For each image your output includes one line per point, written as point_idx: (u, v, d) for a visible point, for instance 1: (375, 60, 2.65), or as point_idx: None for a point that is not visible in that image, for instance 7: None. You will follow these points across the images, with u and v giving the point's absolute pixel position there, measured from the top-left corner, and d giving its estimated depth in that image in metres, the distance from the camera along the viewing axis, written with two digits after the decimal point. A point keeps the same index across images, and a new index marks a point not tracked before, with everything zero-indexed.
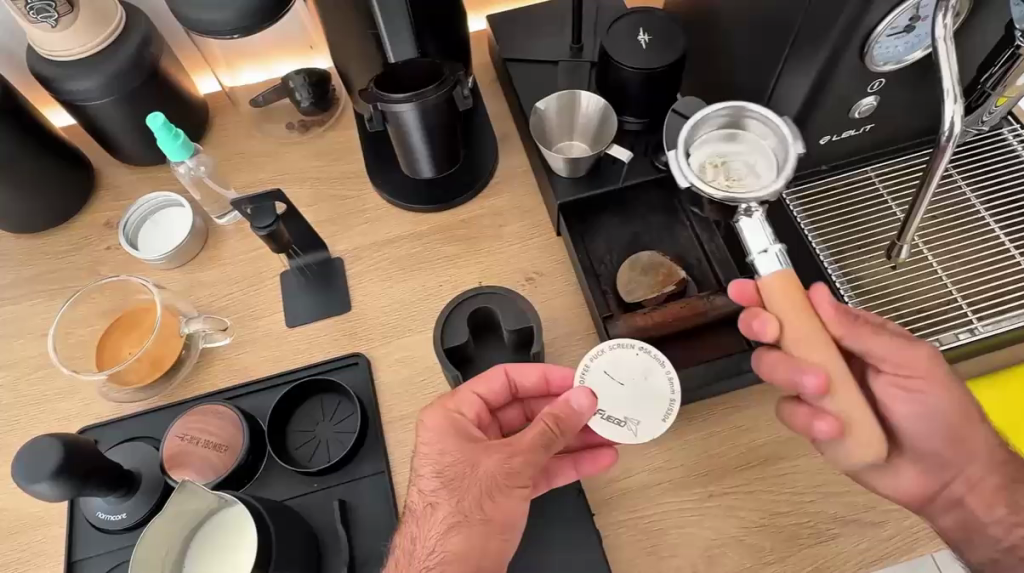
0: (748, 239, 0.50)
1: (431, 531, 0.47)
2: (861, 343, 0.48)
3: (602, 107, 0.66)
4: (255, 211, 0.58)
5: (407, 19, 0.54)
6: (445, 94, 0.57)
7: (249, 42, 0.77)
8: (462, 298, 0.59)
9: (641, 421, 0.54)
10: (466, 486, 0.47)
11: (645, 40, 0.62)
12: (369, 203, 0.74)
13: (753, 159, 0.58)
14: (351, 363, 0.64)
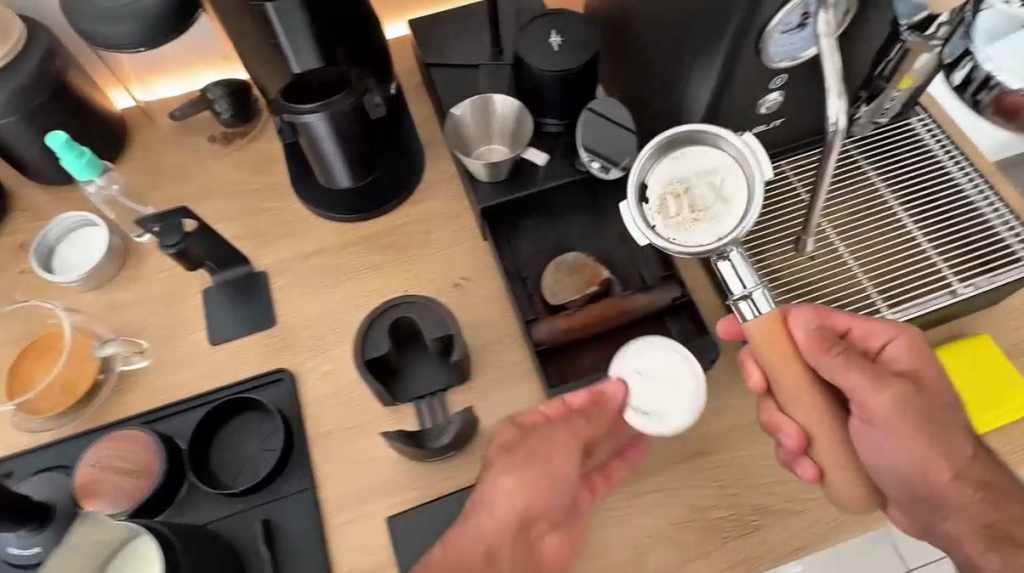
0: (729, 282, 0.52)
1: (493, 481, 0.51)
2: (830, 374, 0.50)
3: (517, 109, 0.66)
4: (163, 229, 0.57)
5: (306, 23, 0.53)
6: (353, 102, 0.57)
7: (159, 55, 0.76)
8: (381, 309, 0.59)
9: (667, 413, 0.55)
10: (519, 453, 0.51)
11: (556, 42, 0.62)
12: (293, 214, 0.73)
13: (717, 179, 0.54)
14: (276, 379, 0.63)
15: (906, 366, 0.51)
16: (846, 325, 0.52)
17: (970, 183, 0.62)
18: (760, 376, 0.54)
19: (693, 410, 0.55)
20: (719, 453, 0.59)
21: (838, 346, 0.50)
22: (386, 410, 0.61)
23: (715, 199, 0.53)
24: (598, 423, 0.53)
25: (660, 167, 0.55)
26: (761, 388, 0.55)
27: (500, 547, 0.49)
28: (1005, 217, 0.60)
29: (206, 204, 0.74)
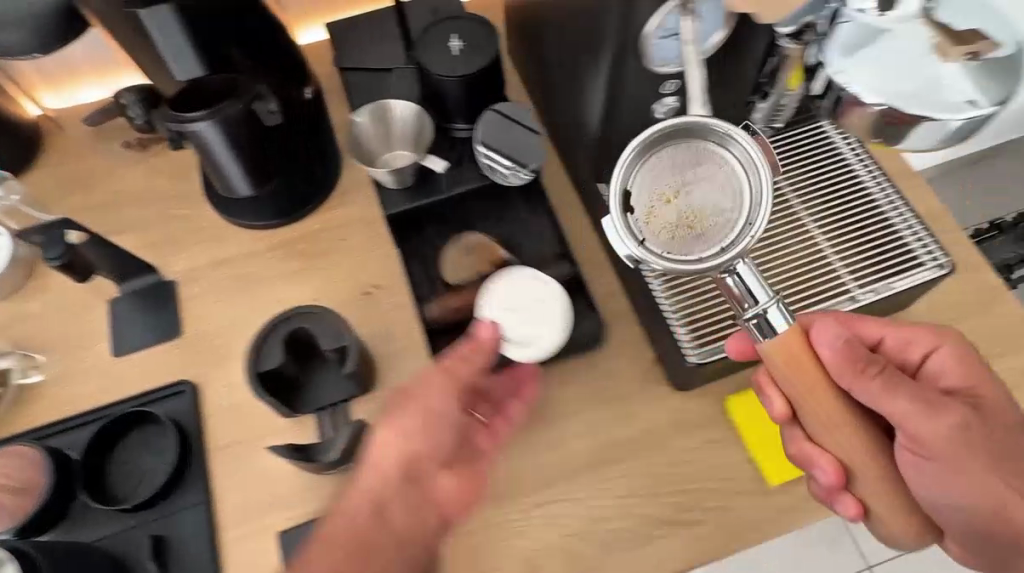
0: (741, 298, 0.47)
1: (385, 442, 0.49)
2: (873, 401, 0.48)
3: (416, 113, 0.64)
4: (45, 242, 0.57)
5: (181, 29, 0.51)
6: (245, 107, 0.56)
7: (52, 65, 0.75)
8: (276, 320, 0.58)
9: (543, 337, 0.58)
10: (408, 411, 0.50)
11: (457, 46, 0.61)
12: (205, 221, 0.71)
13: (714, 180, 0.47)
14: (177, 391, 0.62)
15: (956, 382, 0.52)
16: (881, 336, 0.54)
17: (879, 188, 0.62)
18: (783, 402, 0.52)
19: (562, 326, 0.59)
20: (621, 462, 0.59)
21: (876, 367, 0.48)
22: (288, 422, 0.61)
23: (712, 203, 0.47)
24: (466, 367, 0.51)
25: (654, 165, 0.47)
26: (785, 414, 0.53)
27: (387, 500, 0.47)
28: (911, 223, 0.60)
29: (117, 212, 0.72)
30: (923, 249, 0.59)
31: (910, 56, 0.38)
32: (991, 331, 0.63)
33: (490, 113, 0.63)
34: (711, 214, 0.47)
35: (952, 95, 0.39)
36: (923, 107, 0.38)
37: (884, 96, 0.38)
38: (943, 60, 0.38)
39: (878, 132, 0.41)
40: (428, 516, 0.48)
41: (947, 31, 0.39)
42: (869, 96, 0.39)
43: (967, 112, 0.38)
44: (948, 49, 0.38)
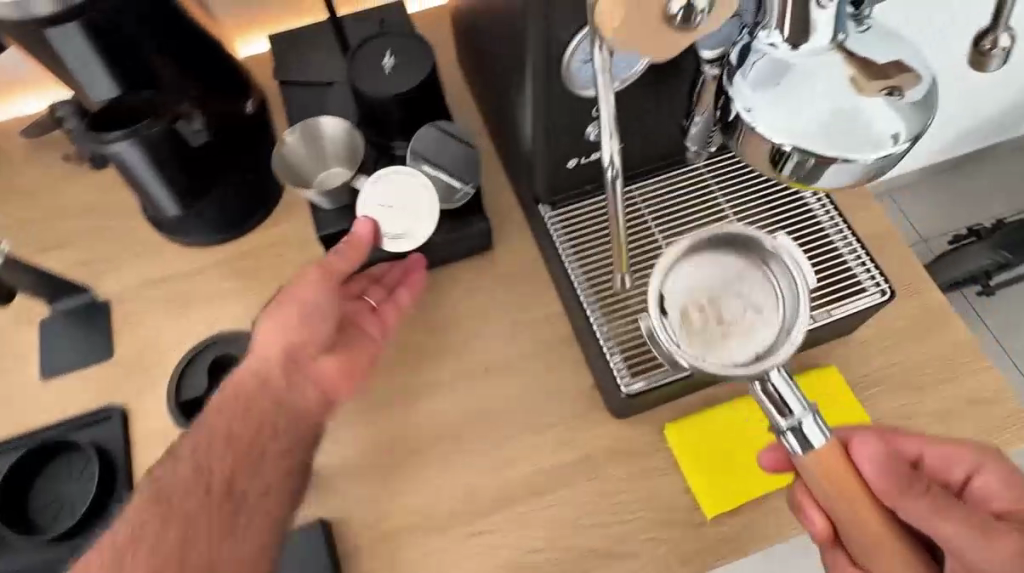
0: (774, 410, 0.44)
1: (265, 332, 0.55)
2: (917, 522, 0.46)
3: (346, 129, 0.62)
4: None
5: (93, 46, 0.51)
6: (166, 125, 0.54)
7: None
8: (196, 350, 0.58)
9: (416, 227, 0.59)
10: (285, 305, 0.55)
11: (389, 63, 0.60)
12: (143, 238, 0.70)
13: (752, 293, 0.47)
14: (105, 417, 0.61)
15: (1003, 504, 0.51)
16: (918, 451, 0.53)
17: (823, 211, 0.60)
18: (822, 522, 0.49)
19: (433, 213, 0.59)
20: (556, 491, 0.57)
21: (921, 486, 0.46)
22: None
23: (747, 313, 0.47)
24: (340, 259, 0.57)
25: (689, 275, 0.48)
26: (826, 534, 0.50)
27: (275, 381, 0.54)
28: (853, 245, 0.59)
29: (53, 228, 0.71)
30: (866, 274, 0.58)
31: (819, 90, 0.37)
32: (939, 356, 0.62)
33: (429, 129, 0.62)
34: (749, 324, 0.46)
35: (864, 129, 0.38)
36: (832, 145, 0.37)
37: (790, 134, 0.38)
38: (854, 95, 0.38)
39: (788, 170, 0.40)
40: (312, 393, 0.56)
41: (860, 65, 0.38)
42: (773, 133, 0.38)
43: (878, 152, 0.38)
44: (858, 85, 0.38)
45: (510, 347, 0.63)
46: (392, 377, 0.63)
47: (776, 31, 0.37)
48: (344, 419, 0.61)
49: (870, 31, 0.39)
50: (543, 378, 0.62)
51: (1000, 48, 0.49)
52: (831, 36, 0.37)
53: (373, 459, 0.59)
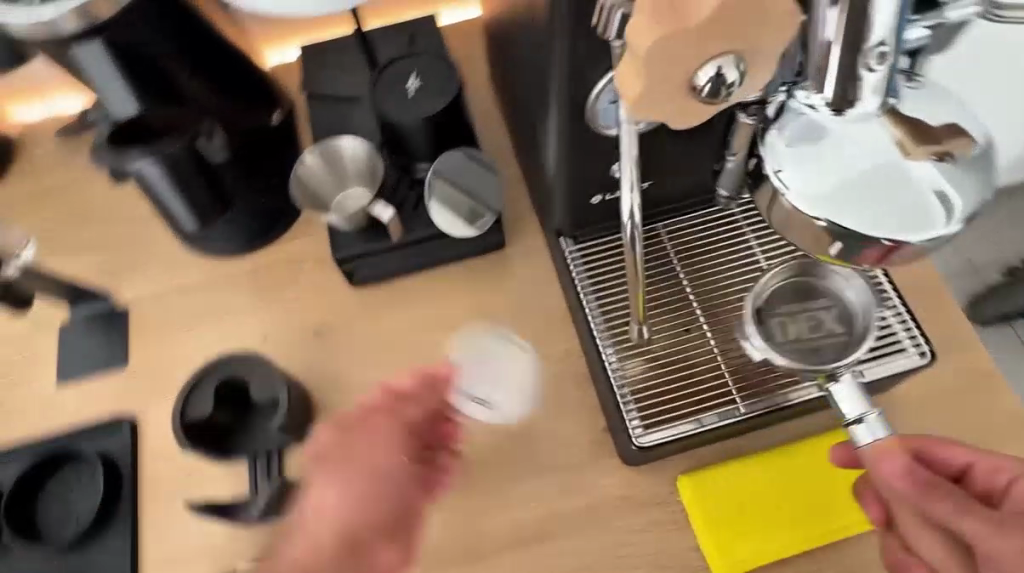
0: (838, 403, 0.44)
1: (323, 501, 0.53)
2: (946, 522, 0.45)
3: (364, 152, 0.61)
4: None
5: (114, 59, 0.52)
6: (189, 144, 0.54)
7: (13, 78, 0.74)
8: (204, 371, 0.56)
9: (501, 404, 0.60)
10: (343, 460, 0.54)
11: (414, 86, 0.58)
12: (164, 247, 0.70)
13: (835, 311, 0.53)
14: (116, 427, 0.61)
15: None
16: (966, 460, 0.51)
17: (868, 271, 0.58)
18: (880, 514, 0.51)
19: (524, 403, 0.60)
20: (558, 538, 0.56)
21: (944, 489, 0.46)
22: (223, 470, 0.59)
23: (826, 327, 0.52)
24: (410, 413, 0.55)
25: (778, 290, 0.54)
26: (883, 523, 0.52)
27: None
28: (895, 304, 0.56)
29: (79, 231, 0.71)
30: (908, 336, 0.54)
31: (862, 156, 0.35)
32: (975, 422, 0.58)
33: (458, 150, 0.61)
34: (828, 333, 0.52)
35: (902, 199, 0.35)
36: (861, 220, 0.35)
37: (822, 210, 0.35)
38: (901, 162, 0.35)
39: (832, 248, 0.37)
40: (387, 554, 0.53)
41: (911, 128, 0.35)
42: (805, 207, 0.36)
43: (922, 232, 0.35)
44: (906, 151, 0.35)
45: (522, 382, 0.62)
46: None
47: (817, 95, 0.34)
48: None
49: (922, 87, 0.35)
50: (554, 418, 0.60)
51: None
52: (880, 98, 0.34)
53: None
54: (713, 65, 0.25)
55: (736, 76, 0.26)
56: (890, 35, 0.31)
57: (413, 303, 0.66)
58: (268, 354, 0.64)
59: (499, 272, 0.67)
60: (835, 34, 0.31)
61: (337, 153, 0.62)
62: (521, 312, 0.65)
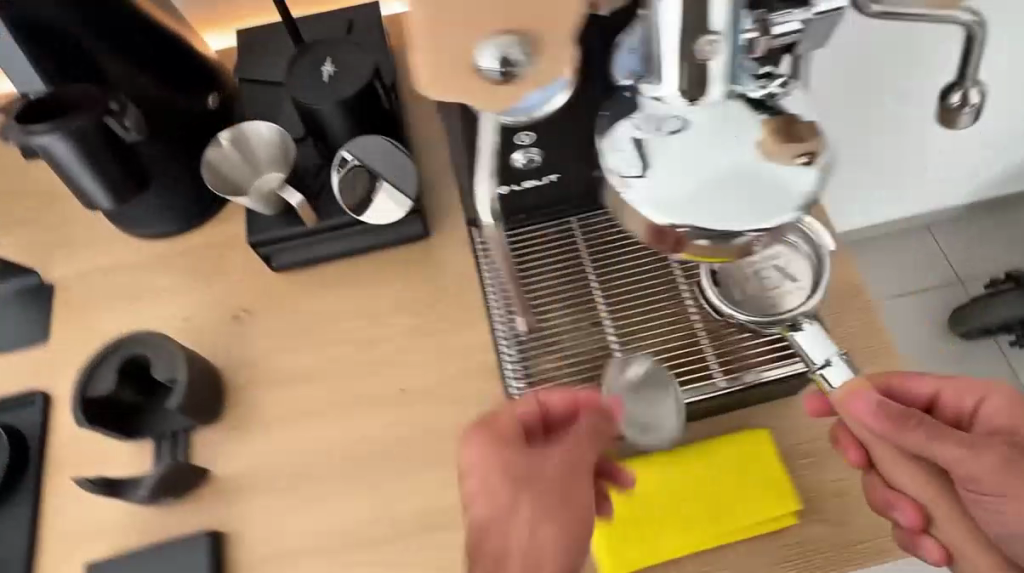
0: (807, 349, 0.48)
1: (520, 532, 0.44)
2: (919, 448, 0.49)
3: (272, 136, 0.60)
4: None
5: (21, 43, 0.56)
6: (96, 121, 0.54)
7: None
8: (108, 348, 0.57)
9: (663, 423, 0.54)
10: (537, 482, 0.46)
11: (328, 71, 0.58)
12: (92, 225, 0.70)
13: (796, 263, 0.54)
14: (28, 402, 0.62)
15: (1002, 423, 0.52)
16: (934, 390, 0.54)
17: None
18: (856, 455, 0.53)
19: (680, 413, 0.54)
20: (453, 529, 0.56)
21: (915, 420, 0.48)
22: (129, 448, 0.59)
23: (785, 278, 0.54)
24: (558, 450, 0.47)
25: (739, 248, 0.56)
26: (861, 464, 0.53)
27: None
28: None
29: (12, 207, 0.72)
30: None
31: (710, 151, 0.35)
32: None
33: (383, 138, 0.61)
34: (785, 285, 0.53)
35: (747, 193, 0.35)
36: (705, 214, 0.34)
37: (669, 214, 0.34)
38: (761, 163, 0.35)
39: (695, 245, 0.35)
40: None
41: (768, 128, 0.35)
42: (654, 216, 0.35)
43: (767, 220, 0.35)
44: (769, 154, 0.35)
45: (433, 372, 0.62)
46: (310, 391, 0.62)
47: (659, 87, 0.34)
48: (256, 428, 0.60)
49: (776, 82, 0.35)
50: (461, 408, 0.60)
51: (970, 105, 0.44)
52: (722, 87, 0.34)
53: (278, 474, 0.59)
54: (496, 47, 0.25)
55: (519, 58, 0.25)
56: (722, 26, 0.31)
57: (332, 289, 0.65)
58: (186, 334, 0.65)
59: (422, 261, 0.66)
60: (671, 25, 0.31)
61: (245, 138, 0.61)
62: (438, 299, 0.64)
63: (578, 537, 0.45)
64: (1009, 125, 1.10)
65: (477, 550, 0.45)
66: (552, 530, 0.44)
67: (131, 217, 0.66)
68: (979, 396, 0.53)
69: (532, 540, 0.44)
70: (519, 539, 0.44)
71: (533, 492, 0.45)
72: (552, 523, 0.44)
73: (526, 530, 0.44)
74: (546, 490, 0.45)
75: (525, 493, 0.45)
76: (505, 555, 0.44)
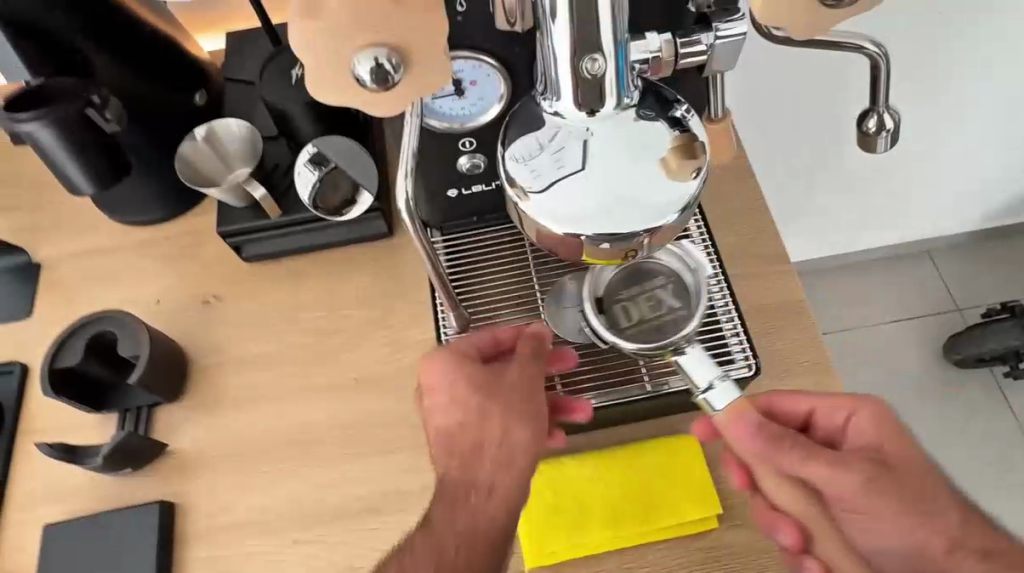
0: (691, 373, 0.47)
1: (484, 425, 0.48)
2: (797, 471, 0.49)
3: (242, 131, 0.64)
4: None
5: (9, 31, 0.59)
6: (79, 111, 0.59)
7: None
8: (76, 322, 0.61)
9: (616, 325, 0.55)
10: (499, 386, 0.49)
11: (298, 74, 0.62)
12: (81, 210, 0.74)
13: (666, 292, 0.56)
14: (7, 371, 0.66)
15: (871, 439, 0.52)
16: (809, 406, 0.55)
17: (716, 284, 0.59)
18: (740, 476, 0.54)
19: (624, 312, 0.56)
20: (390, 513, 0.58)
21: (791, 439, 0.49)
22: (94, 419, 0.63)
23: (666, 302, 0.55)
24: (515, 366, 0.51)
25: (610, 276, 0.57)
26: (745, 485, 0.54)
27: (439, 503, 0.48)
28: (733, 315, 0.57)
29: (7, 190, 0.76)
30: (738, 345, 0.56)
31: (608, 161, 0.37)
32: None
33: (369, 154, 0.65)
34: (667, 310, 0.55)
35: (641, 203, 0.37)
36: (600, 220, 0.36)
37: (565, 221, 0.37)
38: (663, 179, 0.37)
39: (598, 249, 0.38)
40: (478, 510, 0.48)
41: (670, 146, 0.37)
42: (552, 223, 0.37)
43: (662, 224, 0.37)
44: (673, 171, 0.37)
45: (385, 364, 0.64)
46: (269, 375, 0.65)
47: (558, 100, 0.37)
48: (216, 407, 0.64)
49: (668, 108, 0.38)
50: (407, 399, 0.63)
51: (885, 129, 0.46)
52: (617, 100, 0.37)
53: (232, 451, 0.62)
54: (368, 57, 0.28)
55: (391, 66, 0.28)
56: (608, 47, 0.35)
57: (298, 280, 0.69)
58: (159, 316, 0.68)
59: (385, 257, 0.69)
60: (563, 43, 0.34)
61: (213, 136, 0.64)
62: (397, 295, 0.67)
63: (539, 431, 0.49)
64: (994, 154, 1.11)
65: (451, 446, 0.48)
66: (518, 426, 0.48)
67: (118, 203, 0.71)
68: (844, 417, 0.54)
69: (501, 447, 0.48)
70: (486, 458, 0.47)
71: (495, 404, 0.49)
72: (515, 426, 0.48)
73: (492, 440, 0.48)
74: (511, 395, 0.49)
75: (489, 407, 0.49)
76: (475, 467, 0.48)
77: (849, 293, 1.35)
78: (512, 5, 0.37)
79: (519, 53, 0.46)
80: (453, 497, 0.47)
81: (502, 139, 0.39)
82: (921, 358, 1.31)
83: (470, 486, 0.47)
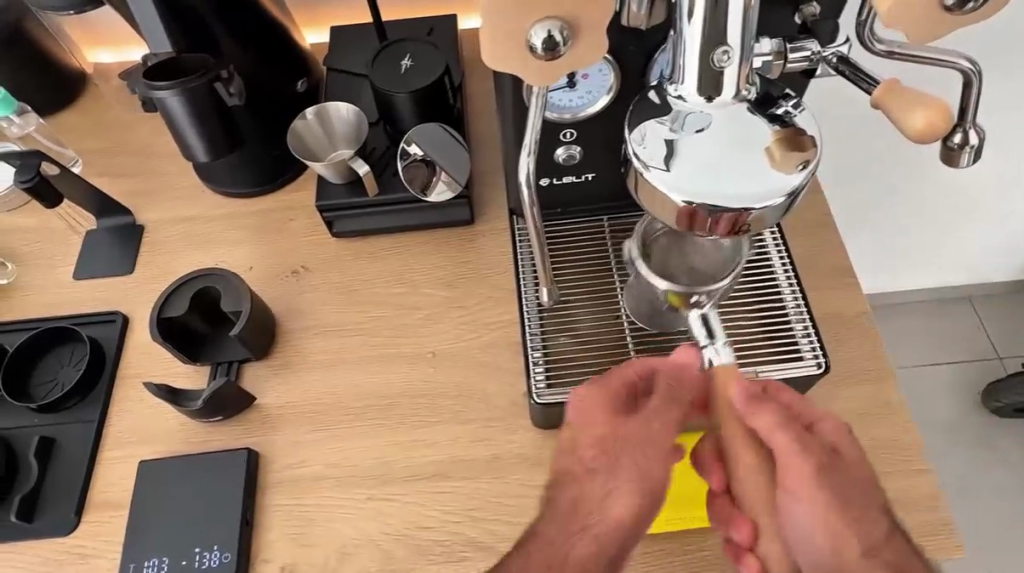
0: (696, 330, 0.54)
1: (597, 492, 0.52)
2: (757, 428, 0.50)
3: (351, 115, 0.70)
4: (20, 168, 0.67)
5: (156, 11, 0.63)
6: (208, 84, 0.63)
7: (98, 25, 0.88)
8: (184, 278, 0.66)
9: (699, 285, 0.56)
10: (623, 456, 0.52)
11: (407, 65, 0.68)
12: (184, 180, 0.80)
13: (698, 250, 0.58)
14: (110, 320, 0.71)
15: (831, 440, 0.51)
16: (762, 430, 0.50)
17: (789, 290, 0.62)
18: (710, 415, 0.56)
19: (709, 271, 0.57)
20: (457, 479, 0.61)
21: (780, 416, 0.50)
22: (187, 369, 0.68)
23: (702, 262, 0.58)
24: (647, 421, 0.52)
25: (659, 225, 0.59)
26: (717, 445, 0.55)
27: (563, 543, 0.51)
28: (805, 320, 0.60)
29: (118, 157, 0.82)
30: (808, 346, 0.59)
31: (729, 136, 0.41)
32: (872, 445, 0.61)
33: (462, 147, 0.69)
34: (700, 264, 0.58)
35: (757, 181, 0.40)
36: (719, 193, 0.40)
37: (684, 192, 0.40)
38: (771, 165, 0.40)
39: (710, 223, 0.41)
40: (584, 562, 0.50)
41: (779, 139, 0.41)
42: (671, 192, 0.41)
43: (775, 200, 0.40)
44: (779, 158, 0.41)
45: (459, 342, 0.68)
46: (350, 343, 0.69)
47: (682, 85, 0.41)
48: (297, 369, 0.67)
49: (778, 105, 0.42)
50: (480, 375, 0.66)
51: (970, 145, 0.45)
52: (734, 91, 0.41)
53: (311, 410, 0.65)
54: (543, 28, 0.33)
55: (561, 38, 0.33)
56: (734, 40, 0.38)
57: (382, 258, 0.73)
58: (250, 280, 0.73)
59: (466, 243, 0.73)
60: (694, 39, 0.38)
61: (328, 117, 0.71)
62: (476, 277, 0.71)
63: (646, 505, 0.51)
64: None
65: (574, 498, 0.52)
66: (628, 496, 0.51)
67: (221, 174, 0.76)
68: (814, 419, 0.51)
69: (607, 505, 0.51)
70: (594, 498, 0.52)
71: (623, 458, 0.52)
72: (624, 496, 0.51)
73: (602, 494, 0.52)
74: (635, 465, 0.52)
75: (617, 463, 0.52)
76: (586, 509, 0.52)
77: (894, 331, 1.36)
78: (640, 10, 0.41)
79: (631, 51, 0.51)
80: (566, 516, 0.52)
81: (626, 123, 0.43)
82: (948, 403, 1.31)
83: (586, 523, 0.51)
